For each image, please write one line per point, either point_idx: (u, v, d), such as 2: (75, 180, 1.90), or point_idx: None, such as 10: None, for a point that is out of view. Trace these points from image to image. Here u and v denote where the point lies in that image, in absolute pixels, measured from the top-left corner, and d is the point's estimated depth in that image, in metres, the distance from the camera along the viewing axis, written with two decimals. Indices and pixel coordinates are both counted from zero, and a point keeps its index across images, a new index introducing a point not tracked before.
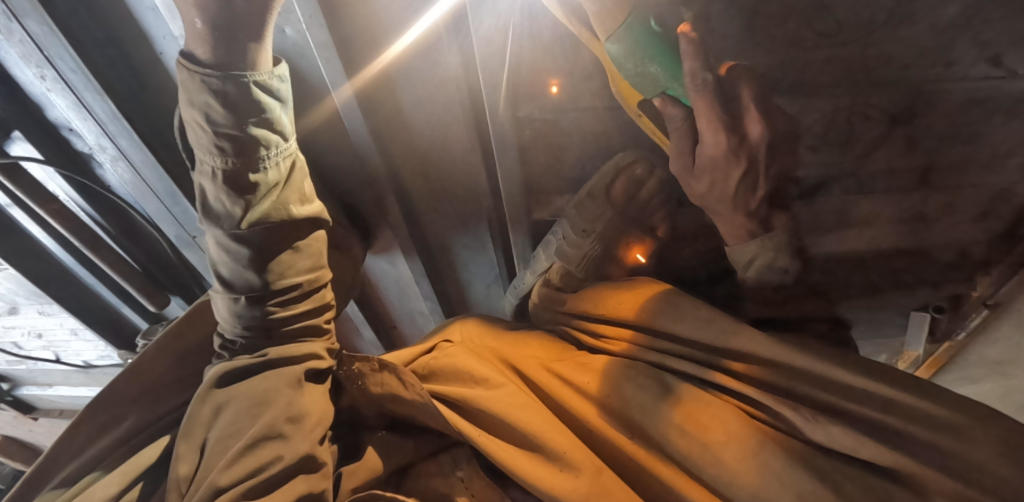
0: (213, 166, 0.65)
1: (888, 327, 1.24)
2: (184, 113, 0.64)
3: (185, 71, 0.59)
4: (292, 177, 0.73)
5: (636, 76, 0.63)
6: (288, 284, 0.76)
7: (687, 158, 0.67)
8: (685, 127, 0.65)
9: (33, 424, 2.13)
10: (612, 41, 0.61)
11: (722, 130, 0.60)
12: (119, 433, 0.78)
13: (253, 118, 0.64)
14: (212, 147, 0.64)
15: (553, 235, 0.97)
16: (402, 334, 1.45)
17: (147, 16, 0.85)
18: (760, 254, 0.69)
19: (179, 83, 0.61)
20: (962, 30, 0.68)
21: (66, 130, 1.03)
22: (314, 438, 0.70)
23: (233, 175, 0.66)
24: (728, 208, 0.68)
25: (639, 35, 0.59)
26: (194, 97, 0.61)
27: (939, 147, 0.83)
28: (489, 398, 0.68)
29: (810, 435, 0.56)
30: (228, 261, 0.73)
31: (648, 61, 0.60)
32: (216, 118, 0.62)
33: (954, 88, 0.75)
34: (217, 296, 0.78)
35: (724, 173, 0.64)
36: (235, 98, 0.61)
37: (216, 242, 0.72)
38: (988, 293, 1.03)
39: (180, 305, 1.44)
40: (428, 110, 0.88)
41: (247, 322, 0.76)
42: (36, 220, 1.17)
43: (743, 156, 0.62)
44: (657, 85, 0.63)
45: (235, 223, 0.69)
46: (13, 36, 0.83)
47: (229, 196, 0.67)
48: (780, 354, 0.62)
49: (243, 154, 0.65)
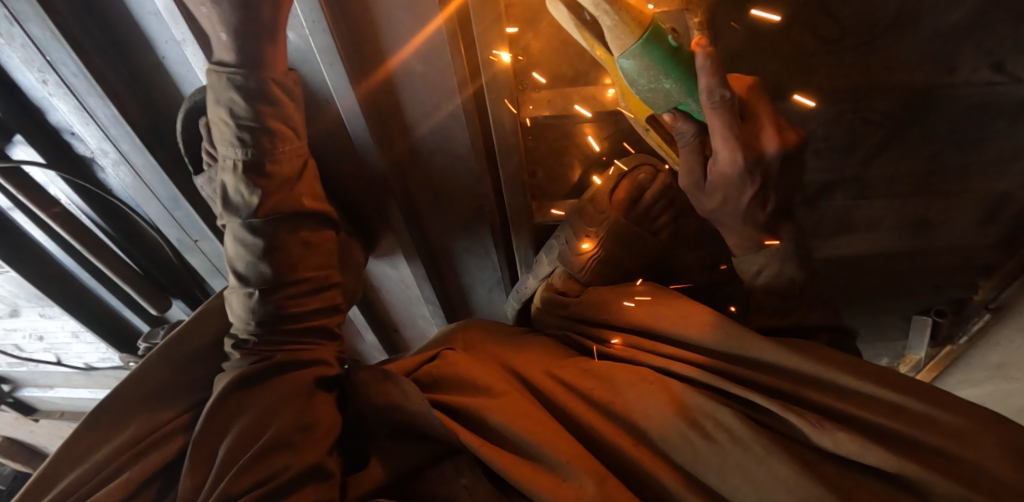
0: (234, 158, 0.73)
1: (890, 331, 1.24)
2: (210, 113, 0.73)
3: (212, 73, 0.70)
4: (301, 173, 0.80)
5: (649, 91, 0.61)
6: (303, 277, 0.79)
7: (697, 174, 0.67)
8: (695, 143, 0.65)
9: (34, 425, 2.13)
10: (626, 56, 0.58)
11: (738, 147, 0.59)
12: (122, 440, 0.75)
13: (269, 112, 0.72)
14: (234, 139, 0.72)
15: (556, 239, 0.95)
16: (404, 337, 1.45)
17: (149, 20, 0.86)
18: (767, 265, 0.71)
19: (207, 85, 0.71)
20: (966, 35, 0.68)
21: (67, 134, 1.03)
22: (325, 446, 0.71)
23: (252, 164, 0.73)
24: (736, 219, 0.69)
25: (655, 51, 0.57)
26: (220, 96, 0.70)
27: (942, 152, 0.83)
28: (491, 408, 0.68)
29: (818, 442, 0.54)
30: (243, 255, 0.76)
31: (663, 76, 0.58)
32: (238, 113, 0.71)
33: (957, 93, 0.75)
34: (233, 294, 0.79)
35: (736, 190, 0.64)
36: (253, 92, 0.70)
37: (233, 237, 0.76)
38: (990, 298, 1.03)
39: (182, 308, 1.44)
40: (431, 115, 0.88)
41: (259, 318, 0.77)
42: (37, 223, 1.17)
43: (757, 173, 0.62)
44: (670, 100, 0.61)
45: (252, 211, 0.74)
46: (15, 40, 0.83)
47: (247, 186, 0.74)
48: (784, 360, 0.62)
49: (261, 145, 0.73)
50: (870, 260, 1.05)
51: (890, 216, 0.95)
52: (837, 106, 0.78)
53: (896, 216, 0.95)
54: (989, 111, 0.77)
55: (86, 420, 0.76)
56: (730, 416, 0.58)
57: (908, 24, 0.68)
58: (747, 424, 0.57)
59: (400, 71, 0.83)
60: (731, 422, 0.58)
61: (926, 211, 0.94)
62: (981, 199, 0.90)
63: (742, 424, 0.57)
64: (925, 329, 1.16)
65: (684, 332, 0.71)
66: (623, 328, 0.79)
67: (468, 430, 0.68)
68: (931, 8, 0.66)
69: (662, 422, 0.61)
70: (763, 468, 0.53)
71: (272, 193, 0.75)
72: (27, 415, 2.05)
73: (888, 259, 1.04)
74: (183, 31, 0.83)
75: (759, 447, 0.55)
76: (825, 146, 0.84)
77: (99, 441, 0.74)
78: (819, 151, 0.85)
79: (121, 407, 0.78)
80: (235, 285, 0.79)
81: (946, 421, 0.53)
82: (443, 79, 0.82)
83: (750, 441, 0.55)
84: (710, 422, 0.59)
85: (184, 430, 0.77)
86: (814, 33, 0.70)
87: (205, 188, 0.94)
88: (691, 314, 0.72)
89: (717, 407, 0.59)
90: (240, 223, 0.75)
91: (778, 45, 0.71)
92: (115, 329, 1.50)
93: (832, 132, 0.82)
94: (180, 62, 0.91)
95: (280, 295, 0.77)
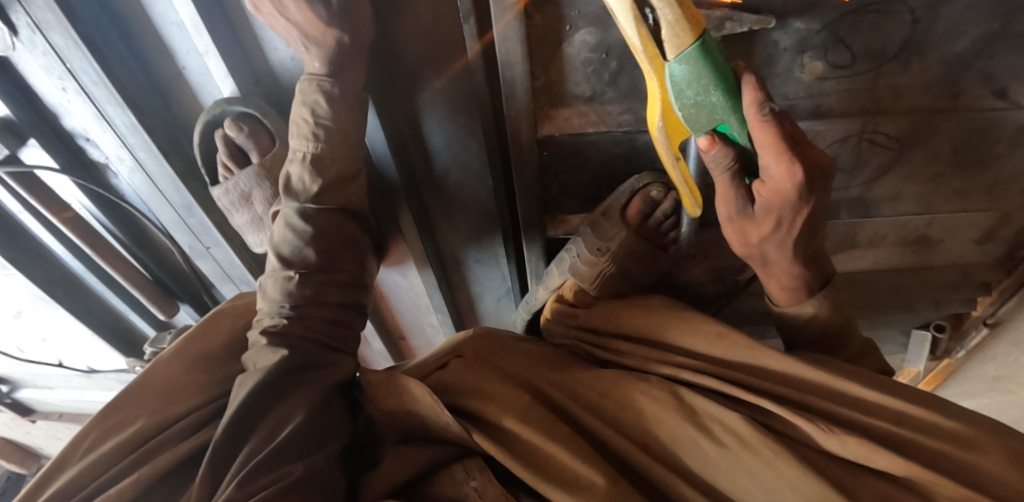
0: (305, 150, 0.83)
1: (890, 344, 1.27)
2: (293, 114, 0.83)
3: (306, 80, 0.80)
4: (356, 171, 0.88)
5: (692, 108, 0.56)
6: (336, 266, 0.86)
7: (739, 196, 0.65)
8: (733, 169, 0.63)
9: (31, 426, 2.10)
10: (680, 60, 0.52)
11: (791, 161, 0.59)
12: (125, 438, 0.74)
13: (346, 111, 0.81)
14: (309, 134, 0.82)
15: (567, 252, 0.97)
16: (410, 345, 1.46)
17: (172, 31, 0.88)
18: (796, 301, 0.74)
19: (298, 90, 0.82)
20: (972, 64, 0.70)
21: (82, 139, 1.04)
22: (332, 453, 0.70)
23: (318, 158, 0.83)
24: (785, 256, 0.71)
25: (709, 59, 0.52)
26: (307, 98, 0.81)
27: (946, 173, 0.86)
28: (503, 409, 0.70)
29: (826, 447, 0.56)
30: (290, 240, 0.84)
31: (714, 88, 0.54)
32: (319, 113, 0.80)
33: (962, 119, 0.77)
34: (269, 278, 0.85)
35: (791, 213, 0.65)
36: (337, 97, 0.80)
37: (286, 222, 0.85)
38: (987, 313, 1.07)
39: (190, 314, 1.44)
40: (449, 131, 0.91)
41: (294, 299, 0.81)
42: (47, 227, 1.17)
43: (804, 189, 0.62)
44: (714, 116, 0.57)
45: (309, 196, 0.85)
46: (37, 48, 0.85)
47: (309, 175, 0.84)
48: (790, 368, 0.64)
49: (329, 142, 0.82)
50: (872, 276, 1.08)
51: (894, 234, 0.97)
52: (844, 127, 0.80)
53: (899, 234, 0.97)
54: (991, 136, 0.79)
55: (94, 418, 0.75)
56: (737, 420, 0.60)
57: (917, 52, 0.70)
58: (754, 427, 0.58)
59: (422, 89, 0.86)
60: (739, 426, 0.59)
61: (928, 230, 0.96)
62: (983, 218, 0.93)
63: (749, 428, 0.58)
64: (925, 344, 1.16)
65: (693, 342, 0.73)
66: (630, 338, 0.81)
67: (481, 430, 0.69)
68: (939, 38, 0.68)
69: (671, 426, 0.63)
70: (770, 470, 0.55)
71: (328, 188, 0.85)
72: (24, 416, 2.03)
73: (890, 275, 1.07)
74: (206, 43, 0.85)
75: (766, 449, 0.56)
76: (833, 167, 0.87)
77: (108, 436, 0.74)
78: None
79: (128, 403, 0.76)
80: (274, 269, 0.85)
81: (946, 425, 0.55)
82: (463, 96, 0.85)
83: (757, 443, 0.57)
84: (718, 426, 0.61)
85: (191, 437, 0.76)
86: (827, 60, 0.72)
87: (222, 199, 0.96)
88: (700, 324, 0.74)
89: (724, 411, 0.61)
90: (295, 208, 0.84)
91: (792, 71, 0.74)
92: (119, 332, 1.50)
93: (840, 153, 0.84)
94: (200, 73, 0.93)
95: (319, 280, 0.84)
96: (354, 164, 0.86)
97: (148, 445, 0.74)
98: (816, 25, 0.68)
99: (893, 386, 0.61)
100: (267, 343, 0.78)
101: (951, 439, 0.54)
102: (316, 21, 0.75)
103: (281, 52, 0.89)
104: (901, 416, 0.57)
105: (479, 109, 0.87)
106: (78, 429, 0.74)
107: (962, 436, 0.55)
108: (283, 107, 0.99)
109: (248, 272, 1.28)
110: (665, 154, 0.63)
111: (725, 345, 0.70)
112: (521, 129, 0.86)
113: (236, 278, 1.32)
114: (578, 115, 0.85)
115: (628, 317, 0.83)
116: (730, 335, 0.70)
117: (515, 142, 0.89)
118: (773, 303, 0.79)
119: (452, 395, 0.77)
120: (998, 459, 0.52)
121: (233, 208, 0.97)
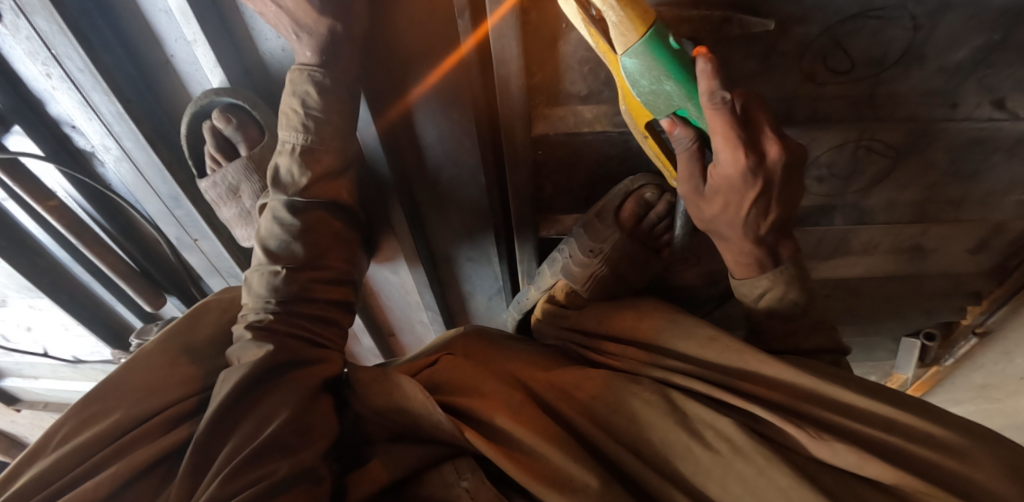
0: (295, 142, 0.82)
1: (878, 351, 1.22)
2: (282, 104, 0.82)
3: (295, 70, 0.79)
4: (345, 165, 0.86)
5: (650, 94, 0.63)
6: (324, 263, 0.85)
7: (696, 180, 0.68)
8: (692, 149, 0.66)
9: (15, 414, 2.04)
10: (629, 55, 0.59)
11: (740, 147, 0.60)
12: (98, 432, 0.68)
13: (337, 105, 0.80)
14: (300, 125, 0.81)
15: (560, 252, 0.95)
16: (400, 342, 1.45)
17: (160, 18, 0.87)
18: (771, 288, 0.74)
19: (288, 80, 0.80)
20: (969, 75, 0.69)
21: (68, 127, 1.04)
22: (319, 451, 0.69)
23: (307, 149, 0.82)
24: (738, 234, 0.70)
25: (659, 51, 0.58)
26: (296, 88, 0.79)
27: (941, 185, 0.84)
28: (497, 409, 0.68)
29: (815, 453, 0.56)
30: (276, 233, 0.82)
31: (665, 78, 0.59)
32: (310, 104, 0.79)
33: (955, 130, 0.75)
34: (255, 272, 0.83)
35: (738, 196, 0.66)
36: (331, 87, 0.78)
37: (273, 215, 0.84)
38: (976, 322, 1.03)
39: (177, 306, 1.42)
40: (440, 129, 0.91)
41: (279, 295, 0.80)
42: (31, 215, 1.16)
43: (760, 175, 0.63)
44: (670, 103, 0.62)
45: (298, 190, 0.83)
46: (20, 33, 0.84)
47: (298, 167, 0.83)
48: (784, 372, 0.64)
49: (318, 136, 0.81)
50: (867, 285, 1.04)
51: (887, 242, 0.95)
52: (840, 135, 0.79)
53: (893, 242, 0.95)
54: (986, 146, 0.77)
55: (60, 418, 0.69)
56: (730, 425, 0.59)
57: (916, 60, 0.68)
58: (748, 435, 0.58)
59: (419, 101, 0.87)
60: (732, 432, 0.59)
61: (921, 238, 0.93)
62: (977, 229, 0.90)
63: (744, 435, 0.58)
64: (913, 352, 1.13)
65: (684, 345, 0.73)
66: (620, 339, 0.80)
67: (473, 429, 0.67)
68: (938, 45, 0.66)
69: (663, 429, 0.62)
70: (763, 479, 0.55)
71: (316, 181, 0.84)
72: (9, 404, 1.99)
73: (886, 286, 1.04)
74: (195, 31, 0.84)
75: (760, 457, 0.56)
76: (827, 173, 0.84)
77: (84, 429, 0.69)
78: (820, 177, 0.85)
79: (103, 397, 0.72)
80: (261, 263, 0.83)
81: (940, 435, 0.55)
82: (458, 94, 0.85)
83: (750, 451, 0.57)
84: (710, 431, 0.60)
85: (184, 424, 0.73)
86: (826, 64, 0.70)
87: (209, 192, 0.95)
88: (693, 327, 0.73)
89: (717, 417, 0.61)
90: (283, 201, 0.83)
91: (789, 74, 0.72)
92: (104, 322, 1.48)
93: (835, 159, 0.82)
94: (188, 61, 0.93)
95: (306, 278, 0.82)
96: (345, 158, 0.85)
97: (122, 440, 0.68)
98: (814, 30, 0.66)
99: (888, 394, 0.60)
100: (251, 336, 0.76)
101: (944, 450, 0.54)
102: (310, 10, 0.74)
103: (271, 42, 0.88)
104: (894, 425, 0.57)
105: (472, 105, 0.87)
106: (46, 429, 0.69)
107: (954, 446, 0.54)
108: (272, 99, 0.98)
109: (236, 265, 1.28)
110: (635, 133, 0.73)
111: (717, 350, 0.69)
112: (516, 126, 0.86)
113: (225, 272, 1.31)
114: (574, 115, 0.85)
115: (620, 318, 0.83)
116: (722, 339, 0.70)
117: (511, 141, 0.89)
118: (733, 278, 0.78)
119: (442, 394, 0.75)
120: (986, 468, 0.51)
121: (221, 202, 0.96)
